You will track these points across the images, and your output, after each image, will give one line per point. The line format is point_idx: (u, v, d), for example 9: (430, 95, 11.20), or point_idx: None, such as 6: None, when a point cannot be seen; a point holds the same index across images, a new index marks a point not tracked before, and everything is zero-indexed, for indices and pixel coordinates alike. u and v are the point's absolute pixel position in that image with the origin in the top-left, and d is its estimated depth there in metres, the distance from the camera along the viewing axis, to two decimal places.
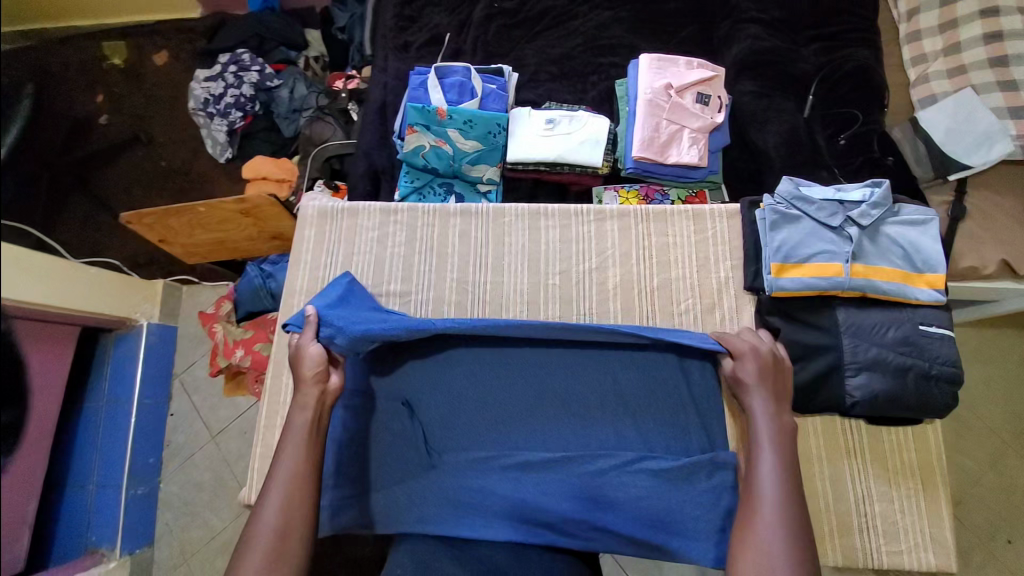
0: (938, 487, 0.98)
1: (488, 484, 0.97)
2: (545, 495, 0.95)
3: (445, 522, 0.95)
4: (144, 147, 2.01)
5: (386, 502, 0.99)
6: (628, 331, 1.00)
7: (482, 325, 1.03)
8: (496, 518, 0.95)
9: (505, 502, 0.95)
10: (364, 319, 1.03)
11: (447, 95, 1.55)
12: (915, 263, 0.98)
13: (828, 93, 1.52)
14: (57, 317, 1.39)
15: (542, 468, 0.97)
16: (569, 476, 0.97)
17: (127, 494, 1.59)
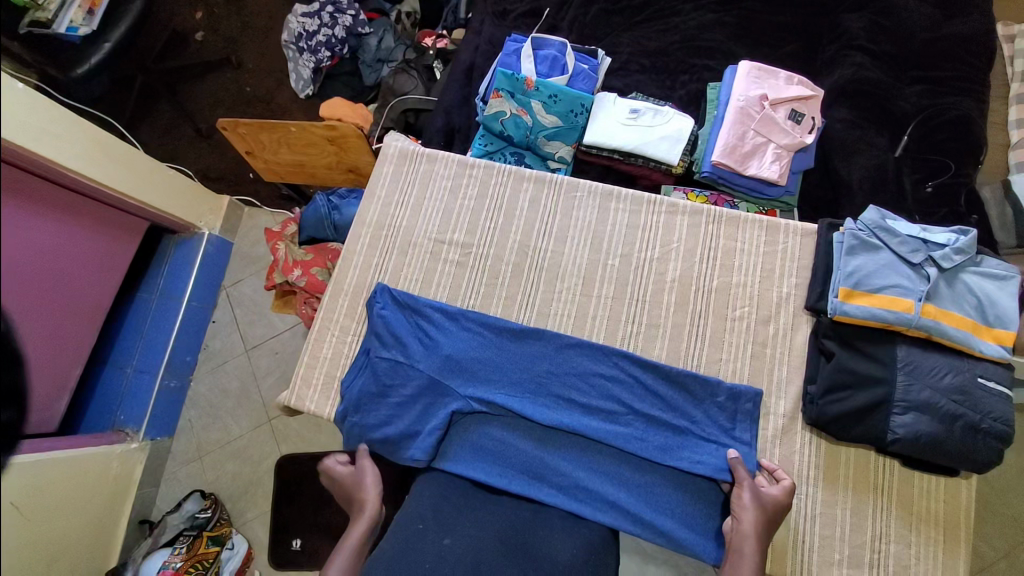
0: (960, 543, 0.97)
1: (509, 439, 1.05)
2: (563, 461, 1.03)
3: (464, 462, 1.03)
4: (232, 70, 2.08)
5: (414, 433, 1.06)
6: (671, 457, 1.01)
7: (533, 387, 1.08)
8: (513, 471, 1.02)
9: (522, 459, 1.03)
10: (425, 427, 1.06)
11: (538, 67, 1.57)
12: (987, 316, 0.95)
13: (926, 136, 1.45)
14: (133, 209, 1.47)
15: (562, 438, 1.05)
16: (587, 450, 1.04)
17: (160, 385, 1.68)
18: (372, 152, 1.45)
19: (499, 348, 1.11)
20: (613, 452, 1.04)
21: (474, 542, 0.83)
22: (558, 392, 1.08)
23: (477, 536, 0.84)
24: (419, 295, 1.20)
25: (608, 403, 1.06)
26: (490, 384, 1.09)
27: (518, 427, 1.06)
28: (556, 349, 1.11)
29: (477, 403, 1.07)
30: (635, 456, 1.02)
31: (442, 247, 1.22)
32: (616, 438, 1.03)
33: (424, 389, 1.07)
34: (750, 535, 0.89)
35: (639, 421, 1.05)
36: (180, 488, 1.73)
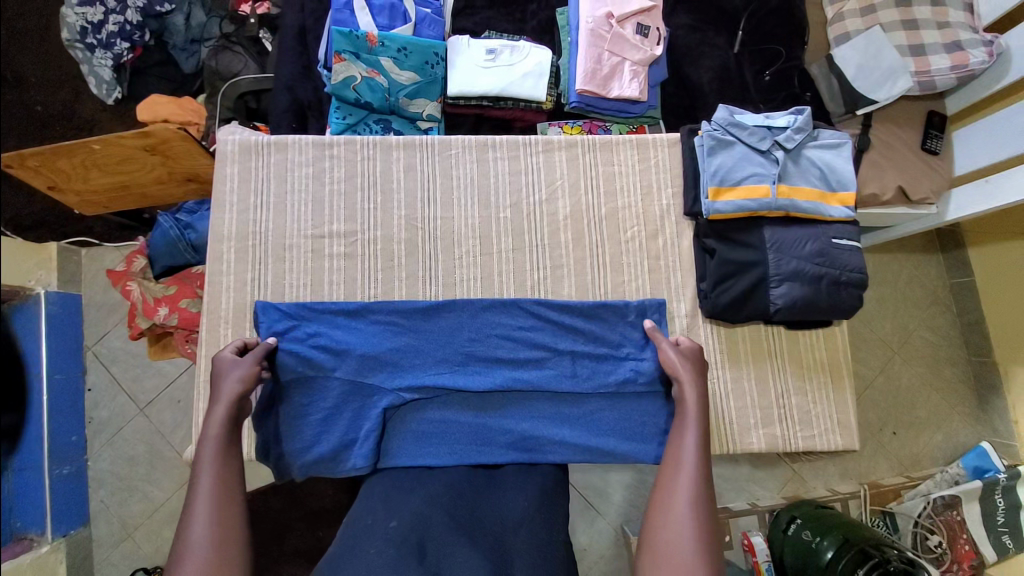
0: (844, 378, 1.15)
1: (448, 415, 1.04)
2: (506, 419, 1.05)
3: (408, 453, 1.01)
4: (13, 90, 1.68)
5: (348, 441, 1.00)
6: (600, 383, 1.07)
7: (456, 359, 1.07)
8: (460, 444, 1.02)
9: (465, 431, 1.03)
10: (359, 430, 1.01)
11: (378, 19, 1.43)
12: (830, 183, 1.08)
13: (758, 27, 1.54)
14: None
15: (499, 400, 1.06)
16: (528, 402, 1.07)
17: (51, 476, 1.46)
18: (208, 153, 1.26)
19: (413, 331, 1.07)
20: (549, 396, 1.07)
21: (421, 518, 0.81)
22: (483, 356, 1.07)
23: (423, 512, 0.82)
24: (313, 300, 1.10)
25: (532, 353, 1.08)
26: (413, 370, 1.05)
27: (454, 401, 1.06)
28: (468, 316, 1.09)
29: (406, 392, 1.03)
30: (570, 394, 1.07)
31: (323, 241, 1.11)
32: (549, 384, 1.06)
33: (347, 395, 1.03)
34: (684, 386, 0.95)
35: (565, 360, 1.08)
36: (117, 574, 1.53)
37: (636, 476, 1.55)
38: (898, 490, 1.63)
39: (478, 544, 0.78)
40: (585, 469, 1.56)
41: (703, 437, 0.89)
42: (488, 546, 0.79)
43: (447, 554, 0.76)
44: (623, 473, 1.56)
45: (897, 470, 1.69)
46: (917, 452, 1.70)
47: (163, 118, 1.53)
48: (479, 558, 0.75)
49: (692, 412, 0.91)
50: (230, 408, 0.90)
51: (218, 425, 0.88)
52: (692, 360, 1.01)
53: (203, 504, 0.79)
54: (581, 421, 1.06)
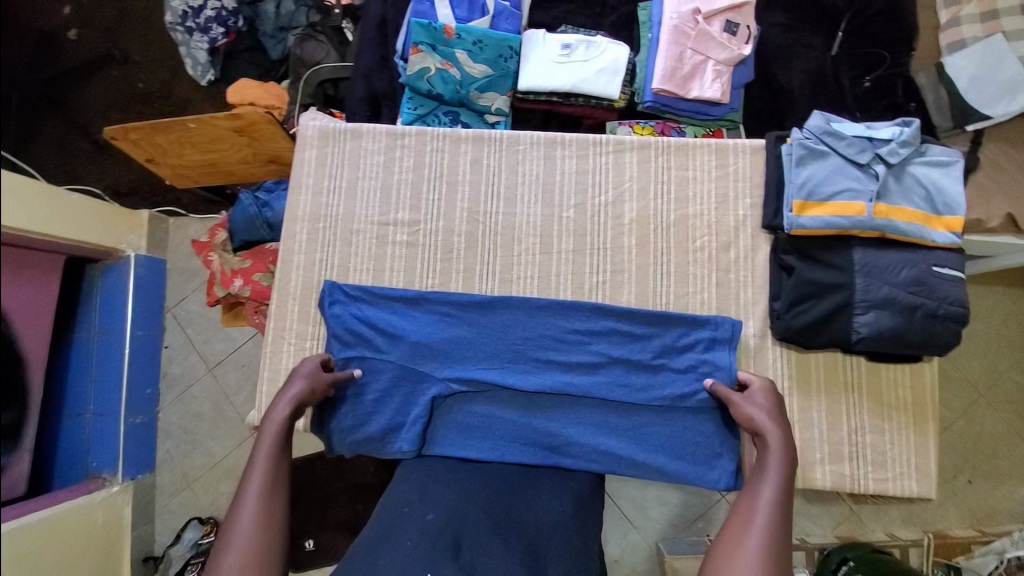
0: (927, 421, 1.03)
1: (494, 411, 1.04)
2: (552, 421, 1.03)
3: (451, 444, 1.01)
4: (119, 66, 1.82)
5: (395, 426, 1.02)
6: (655, 396, 1.02)
7: (507, 355, 1.06)
8: (503, 441, 1.01)
9: (510, 428, 1.02)
10: (406, 415, 1.03)
11: (457, 11, 1.43)
12: (936, 205, 0.97)
13: (859, 29, 1.42)
14: (33, 242, 1.31)
15: (546, 402, 1.05)
16: (576, 407, 1.04)
17: (126, 423, 1.59)
18: (290, 136, 1.31)
19: (468, 324, 1.07)
20: (601, 402, 1.04)
21: (457, 512, 0.80)
22: (536, 356, 1.06)
23: (459, 506, 0.81)
24: (374, 284, 1.12)
25: (586, 357, 1.05)
26: (465, 362, 1.05)
27: (501, 398, 1.05)
28: (522, 312, 1.07)
29: (455, 383, 1.04)
30: (620, 403, 1.03)
31: (388, 229, 1.14)
32: (601, 390, 1.03)
33: (398, 380, 1.04)
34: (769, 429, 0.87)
35: (619, 368, 1.04)
36: (175, 519, 1.67)
37: (676, 492, 1.49)
38: (967, 544, 1.46)
39: (511, 544, 0.77)
40: (623, 479, 1.52)
41: (785, 483, 0.80)
42: (522, 548, 0.77)
43: (482, 553, 0.75)
44: (663, 490, 1.50)
45: (967, 522, 1.52)
46: (995, 506, 1.52)
47: (250, 101, 1.62)
48: (512, 561, 0.74)
49: (775, 455, 0.83)
50: (295, 407, 0.91)
51: (282, 419, 0.89)
52: (772, 403, 0.93)
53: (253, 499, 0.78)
54: (630, 434, 1.02)
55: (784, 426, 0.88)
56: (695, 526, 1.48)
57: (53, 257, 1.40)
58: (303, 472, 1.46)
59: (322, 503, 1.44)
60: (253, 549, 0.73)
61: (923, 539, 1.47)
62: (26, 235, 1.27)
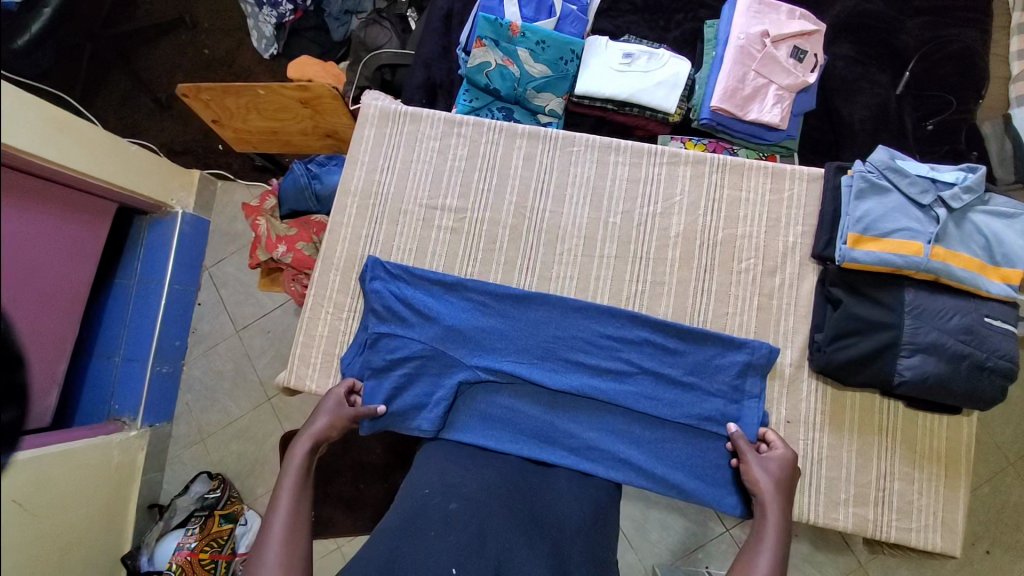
0: (960, 476, 1.00)
1: (517, 404, 1.05)
2: (574, 423, 1.03)
3: (472, 430, 1.02)
4: (188, 32, 1.90)
5: (419, 406, 1.04)
6: (681, 412, 1.01)
7: (536, 351, 1.06)
8: (522, 435, 1.02)
9: (531, 423, 1.03)
10: (432, 396, 1.04)
11: (524, 10, 1.45)
12: (995, 256, 0.94)
13: (928, 71, 1.40)
14: (96, 190, 1.39)
15: (569, 403, 1.05)
16: (600, 413, 1.04)
17: (152, 371, 1.65)
18: (351, 114, 1.35)
19: (502, 315, 1.08)
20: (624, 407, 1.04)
21: (481, 507, 0.80)
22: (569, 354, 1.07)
23: (483, 500, 0.81)
24: (415, 265, 1.15)
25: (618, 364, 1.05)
26: (494, 352, 1.07)
27: (526, 392, 1.06)
28: (556, 312, 1.08)
29: (483, 372, 1.05)
30: (643, 414, 1.03)
31: (435, 213, 1.16)
32: (626, 400, 1.03)
33: (428, 361, 1.06)
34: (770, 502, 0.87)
35: (648, 379, 1.04)
36: (185, 471, 1.72)
37: (679, 516, 1.47)
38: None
39: (536, 547, 0.77)
40: (626, 495, 1.50)
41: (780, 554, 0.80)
42: (546, 548, 0.77)
43: (508, 552, 0.75)
44: (665, 512, 1.48)
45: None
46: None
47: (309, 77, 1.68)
48: (539, 560, 0.75)
49: (773, 524, 0.83)
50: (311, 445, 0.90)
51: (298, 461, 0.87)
52: (782, 470, 0.92)
53: (278, 536, 0.76)
54: (649, 446, 1.02)
55: (785, 495, 0.89)
56: (693, 555, 1.45)
57: (110, 203, 1.47)
58: None
59: (328, 474, 1.47)
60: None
61: None
62: (85, 180, 1.33)
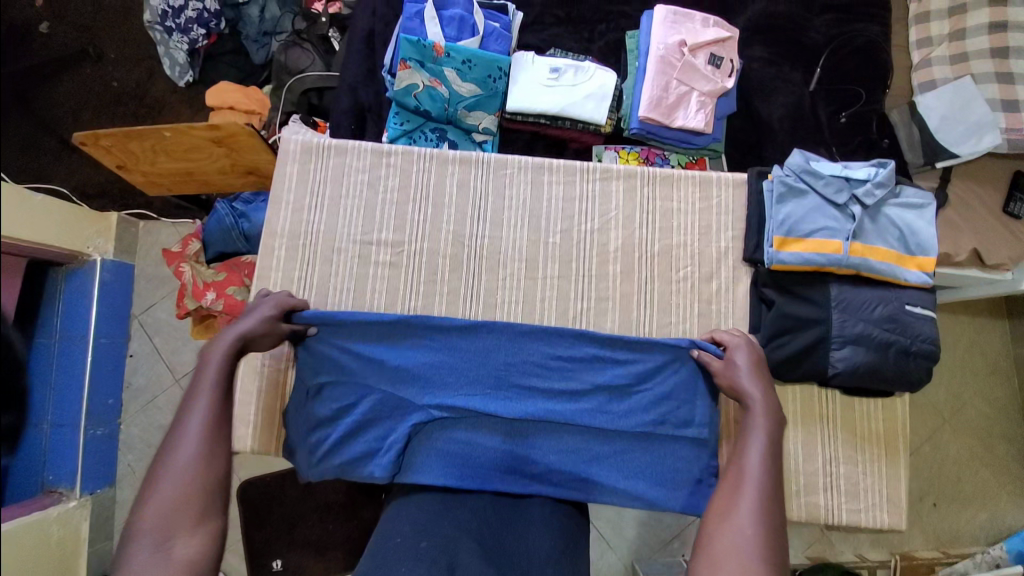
0: (898, 453, 1.05)
1: (474, 438, 1.01)
2: (534, 448, 1.01)
3: (429, 472, 0.96)
4: (93, 64, 1.77)
5: (370, 453, 0.99)
6: (635, 422, 1.02)
7: (488, 379, 1.04)
8: (483, 469, 0.97)
9: (490, 457, 0.99)
10: (383, 441, 1.00)
11: (446, 30, 1.43)
12: (909, 245, 0.99)
13: (837, 66, 1.48)
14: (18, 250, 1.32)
15: (527, 428, 1.02)
16: (559, 434, 1.03)
17: (86, 435, 1.51)
18: (271, 149, 1.27)
19: (449, 348, 1.04)
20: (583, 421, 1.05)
21: (449, 541, 0.79)
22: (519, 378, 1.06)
23: (451, 535, 0.81)
24: (354, 307, 1.09)
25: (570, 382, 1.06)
26: (444, 388, 1.03)
27: (482, 424, 1.02)
28: (504, 338, 1.06)
29: (435, 410, 1.01)
30: (601, 430, 1.02)
31: (370, 248, 1.11)
32: (581, 417, 1.02)
33: (376, 406, 1.01)
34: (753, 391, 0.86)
35: (602, 394, 1.04)
36: None
37: (653, 513, 1.50)
38: (932, 564, 1.50)
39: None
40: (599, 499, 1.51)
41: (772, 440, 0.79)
42: None
43: None
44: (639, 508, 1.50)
45: (931, 545, 1.57)
46: (958, 528, 1.58)
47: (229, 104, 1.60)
48: None
49: (758, 411, 0.82)
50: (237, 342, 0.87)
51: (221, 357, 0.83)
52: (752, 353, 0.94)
53: (190, 443, 0.74)
54: (610, 460, 1.02)
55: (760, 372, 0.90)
56: (671, 546, 1.48)
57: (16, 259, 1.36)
58: (275, 487, 1.41)
59: (290, 520, 1.39)
60: (188, 494, 0.70)
61: (891, 562, 1.51)
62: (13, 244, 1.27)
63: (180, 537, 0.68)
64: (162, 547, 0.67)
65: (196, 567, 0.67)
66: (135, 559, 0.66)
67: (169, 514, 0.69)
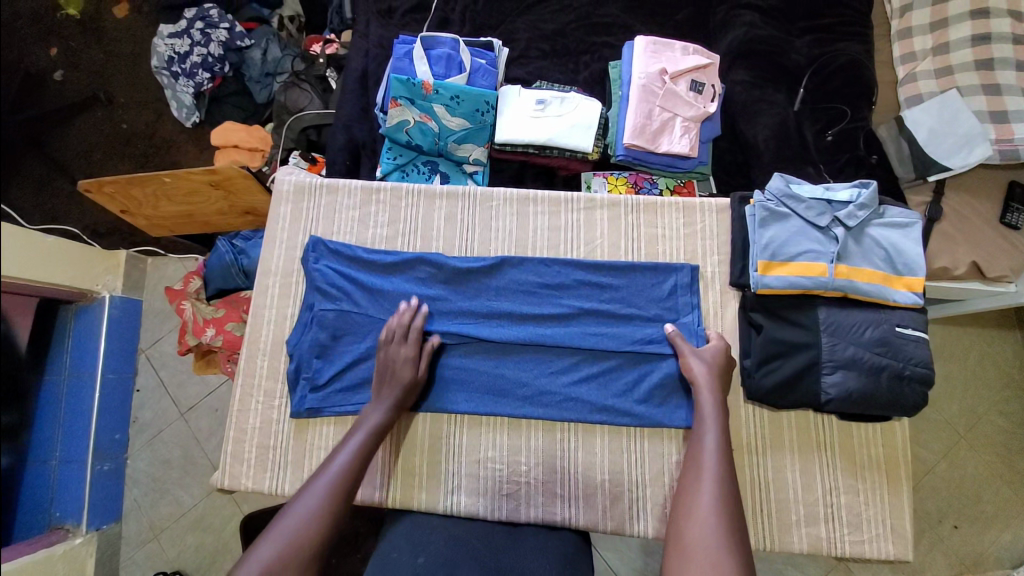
0: (901, 483, 1.02)
1: (467, 363, 1.07)
2: (523, 369, 1.06)
3: (426, 395, 1.06)
4: (103, 107, 1.86)
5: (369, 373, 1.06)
6: (620, 344, 1.06)
7: (479, 308, 1.09)
8: (477, 392, 1.06)
9: (483, 380, 1.06)
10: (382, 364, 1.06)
11: (434, 68, 1.47)
12: (896, 266, 0.99)
13: (819, 87, 1.51)
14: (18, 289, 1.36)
15: (519, 349, 1.07)
16: (552, 357, 1.07)
17: (93, 470, 1.52)
18: (267, 191, 1.32)
19: (446, 282, 1.11)
20: (575, 436, 1.05)
21: (449, 560, 0.82)
22: (511, 383, 1.06)
23: (453, 556, 0.83)
24: (356, 245, 1.15)
25: (560, 381, 1.06)
26: (441, 318, 1.08)
27: (478, 349, 1.08)
28: (492, 276, 1.11)
29: (433, 337, 1.07)
30: (591, 349, 1.06)
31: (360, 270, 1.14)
32: (574, 349, 1.06)
33: (374, 332, 1.08)
34: (700, 380, 0.95)
35: (591, 318, 1.08)
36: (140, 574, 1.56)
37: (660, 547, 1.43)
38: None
39: None
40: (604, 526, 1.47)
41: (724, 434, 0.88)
42: None
43: None
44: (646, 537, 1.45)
45: (954, 569, 1.51)
46: (982, 551, 1.51)
47: (233, 143, 1.72)
48: None
49: (710, 407, 0.91)
50: (387, 416, 0.95)
51: (371, 427, 0.93)
52: (717, 361, 0.98)
53: (317, 493, 0.80)
54: (599, 380, 1.06)
55: (719, 380, 0.95)
56: None
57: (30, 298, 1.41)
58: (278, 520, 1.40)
59: None
60: (303, 539, 0.75)
61: None
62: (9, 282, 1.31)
63: None
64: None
65: None
66: None
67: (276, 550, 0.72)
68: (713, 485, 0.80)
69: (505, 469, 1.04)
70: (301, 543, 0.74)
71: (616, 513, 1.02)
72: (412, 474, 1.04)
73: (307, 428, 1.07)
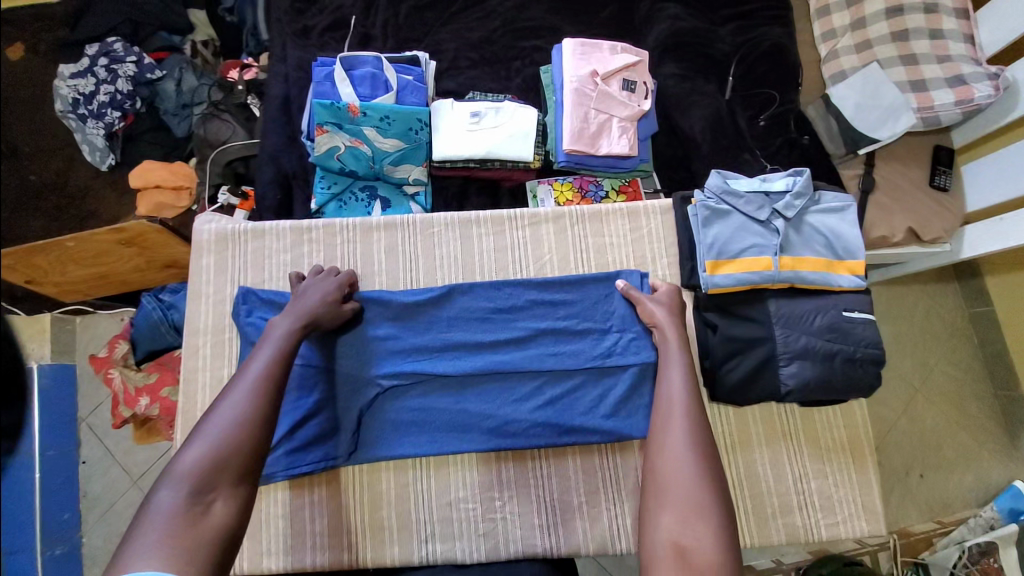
0: (866, 459, 1.04)
1: (426, 402, 1.02)
2: (486, 401, 1.02)
3: (386, 442, 1.00)
4: (7, 159, 1.69)
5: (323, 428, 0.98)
6: (581, 361, 1.03)
7: (432, 343, 1.03)
8: (441, 431, 1.01)
9: (444, 418, 1.01)
10: (338, 415, 1.00)
11: (359, 89, 1.40)
12: (837, 251, 1.00)
13: (748, 72, 1.52)
14: None
15: (479, 379, 1.03)
16: (513, 383, 1.03)
17: (42, 556, 1.37)
18: (186, 241, 1.26)
19: (392, 317, 1.05)
20: (546, 462, 1.02)
21: None
22: (474, 417, 1.01)
23: None
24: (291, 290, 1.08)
25: (524, 407, 1.01)
26: (392, 358, 1.03)
27: (436, 386, 1.02)
28: (438, 302, 1.06)
29: (387, 381, 1.01)
30: (552, 368, 1.02)
31: None
32: (535, 371, 1.03)
33: (322, 385, 1.00)
34: (662, 323, 0.98)
35: (549, 337, 1.05)
36: None
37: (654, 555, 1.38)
38: (929, 538, 1.52)
39: None
40: None
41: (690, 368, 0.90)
42: None
43: None
44: None
45: (926, 515, 1.58)
46: (949, 495, 1.59)
47: (156, 184, 1.57)
48: None
49: (674, 346, 0.93)
50: (300, 319, 0.91)
51: (282, 335, 0.88)
52: (674, 304, 1.01)
53: (235, 403, 0.76)
54: (564, 401, 1.02)
55: (678, 322, 0.98)
56: None
57: None
58: None
59: None
60: (230, 451, 0.72)
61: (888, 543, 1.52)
62: None
63: (219, 494, 0.70)
64: (201, 500, 0.68)
65: (222, 534, 0.68)
66: (158, 505, 0.67)
67: (197, 471, 0.69)
68: (686, 425, 0.81)
69: (479, 508, 1.00)
70: (226, 458, 0.72)
71: (596, 534, 0.99)
72: (381, 527, 0.98)
73: (258, 495, 0.98)
